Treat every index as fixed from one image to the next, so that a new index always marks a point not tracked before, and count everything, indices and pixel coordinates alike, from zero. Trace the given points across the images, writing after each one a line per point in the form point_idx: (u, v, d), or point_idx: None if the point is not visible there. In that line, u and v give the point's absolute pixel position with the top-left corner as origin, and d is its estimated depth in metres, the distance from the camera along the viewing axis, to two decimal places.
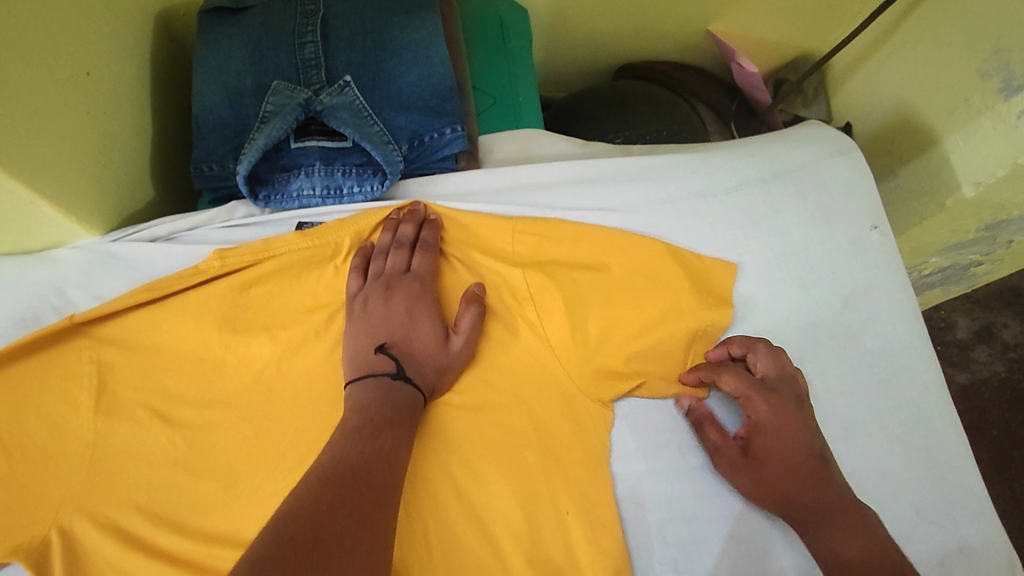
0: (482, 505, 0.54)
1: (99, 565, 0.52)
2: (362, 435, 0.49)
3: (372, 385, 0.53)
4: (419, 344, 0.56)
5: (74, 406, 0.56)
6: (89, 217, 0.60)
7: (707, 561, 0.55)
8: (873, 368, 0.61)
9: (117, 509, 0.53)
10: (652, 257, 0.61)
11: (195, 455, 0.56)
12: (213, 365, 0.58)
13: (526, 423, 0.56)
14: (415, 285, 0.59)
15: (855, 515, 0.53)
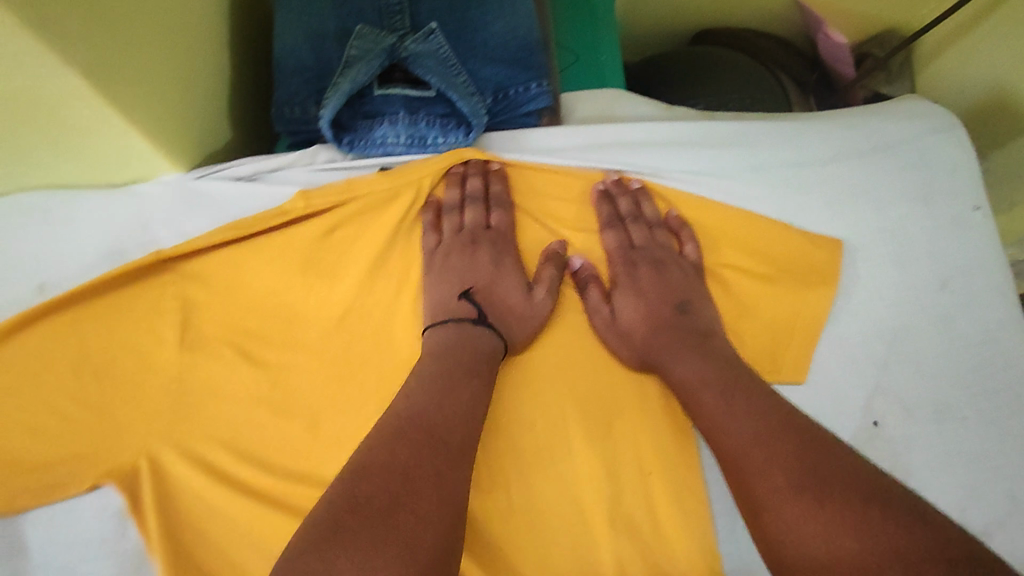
0: (562, 460, 0.53)
1: (184, 493, 0.53)
2: (431, 394, 0.48)
3: (456, 327, 0.54)
4: (503, 294, 0.57)
5: (160, 339, 0.57)
6: (174, 152, 0.60)
7: None
8: (971, 349, 0.59)
9: (200, 441, 0.54)
10: (735, 226, 0.61)
11: (279, 393, 0.56)
12: (296, 308, 0.58)
13: (607, 384, 0.56)
14: (495, 241, 0.60)
15: (769, 413, 0.48)
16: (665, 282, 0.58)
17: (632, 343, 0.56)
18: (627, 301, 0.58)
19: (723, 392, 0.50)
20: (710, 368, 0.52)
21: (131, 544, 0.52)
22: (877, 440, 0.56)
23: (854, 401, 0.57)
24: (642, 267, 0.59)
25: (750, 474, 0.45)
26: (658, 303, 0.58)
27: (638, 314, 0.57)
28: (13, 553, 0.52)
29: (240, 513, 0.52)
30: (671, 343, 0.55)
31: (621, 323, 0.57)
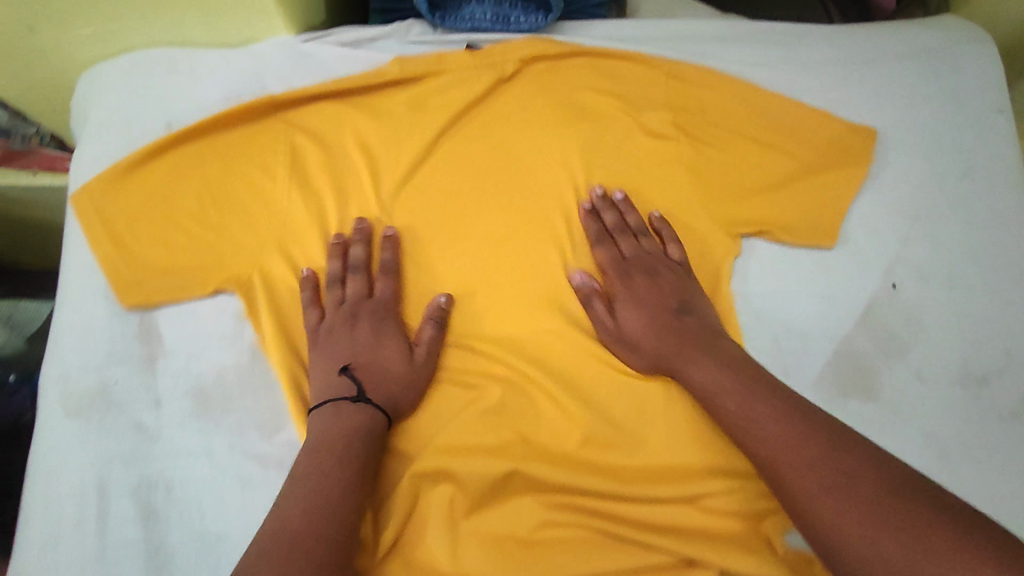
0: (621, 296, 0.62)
1: (293, 303, 0.62)
2: (316, 489, 0.49)
3: (335, 410, 0.54)
4: (382, 364, 0.58)
5: (270, 175, 0.64)
6: (290, 14, 0.68)
7: (812, 369, 0.62)
8: (988, 229, 0.66)
9: (307, 262, 0.63)
10: (783, 111, 0.68)
11: (371, 228, 0.63)
12: (387, 155, 0.65)
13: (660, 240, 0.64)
14: (379, 311, 0.60)
15: (790, 410, 0.51)
16: (660, 289, 0.61)
17: (641, 351, 0.60)
18: (628, 312, 0.61)
19: (748, 393, 0.53)
20: (728, 377, 0.54)
21: (247, 341, 0.61)
22: (895, 299, 0.64)
23: (877, 266, 0.65)
24: (640, 279, 0.62)
25: (786, 475, 0.48)
26: (657, 309, 0.60)
27: (638, 319, 0.60)
28: (147, 341, 0.60)
29: (341, 322, 0.61)
30: (681, 350, 0.58)
31: (625, 333, 0.61)
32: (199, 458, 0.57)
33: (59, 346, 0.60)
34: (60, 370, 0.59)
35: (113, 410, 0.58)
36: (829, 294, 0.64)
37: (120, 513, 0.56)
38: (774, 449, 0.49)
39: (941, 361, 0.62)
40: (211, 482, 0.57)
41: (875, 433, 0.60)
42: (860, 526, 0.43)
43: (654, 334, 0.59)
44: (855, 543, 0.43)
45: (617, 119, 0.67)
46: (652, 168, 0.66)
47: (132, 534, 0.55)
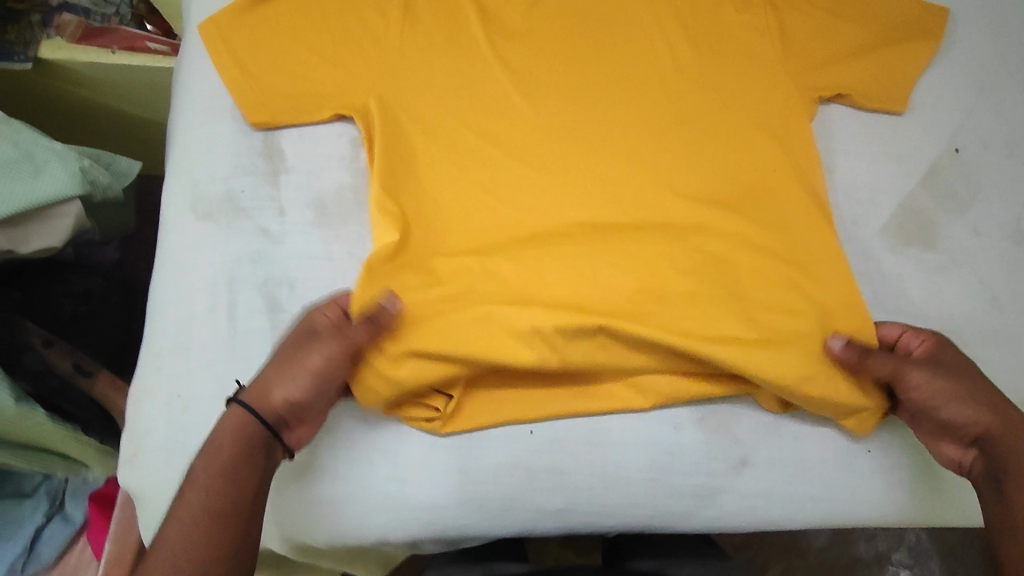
0: (708, 145, 0.67)
1: (402, 130, 0.66)
2: (203, 495, 0.49)
3: (223, 419, 0.53)
4: (271, 399, 0.54)
5: (384, 15, 0.68)
6: None
7: (880, 217, 0.67)
8: None
9: (415, 95, 0.67)
10: None
11: (478, 72, 0.69)
12: (495, 15, 0.72)
13: (745, 96, 0.69)
14: (294, 333, 0.57)
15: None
16: (981, 387, 0.57)
17: (979, 426, 0.55)
18: (956, 407, 0.56)
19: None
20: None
21: (362, 164, 0.66)
22: (959, 161, 0.69)
23: (944, 131, 0.69)
24: (921, 369, 0.57)
25: None
26: (998, 404, 0.56)
27: (966, 386, 0.56)
28: (270, 158, 0.65)
29: (448, 151, 0.66)
30: (1015, 436, 0.54)
31: (946, 416, 0.56)
32: (319, 262, 0.63)
33: (190, 159, 0.65)
34: (191, 179, 0.64)
35: (240, 213, 0.63)
36: (898, 153, 0.69)
37: (247, 304, 0.61)
38: None
39: (994, 218, 0.67)
40: (331, 282, 0.62)
41: (930, 277, 0.65)
42: None
43: (942, 410, 0.56)
44: None
45: None
46: (734, 31, 0.71)
47: (258, 324, 0.61)
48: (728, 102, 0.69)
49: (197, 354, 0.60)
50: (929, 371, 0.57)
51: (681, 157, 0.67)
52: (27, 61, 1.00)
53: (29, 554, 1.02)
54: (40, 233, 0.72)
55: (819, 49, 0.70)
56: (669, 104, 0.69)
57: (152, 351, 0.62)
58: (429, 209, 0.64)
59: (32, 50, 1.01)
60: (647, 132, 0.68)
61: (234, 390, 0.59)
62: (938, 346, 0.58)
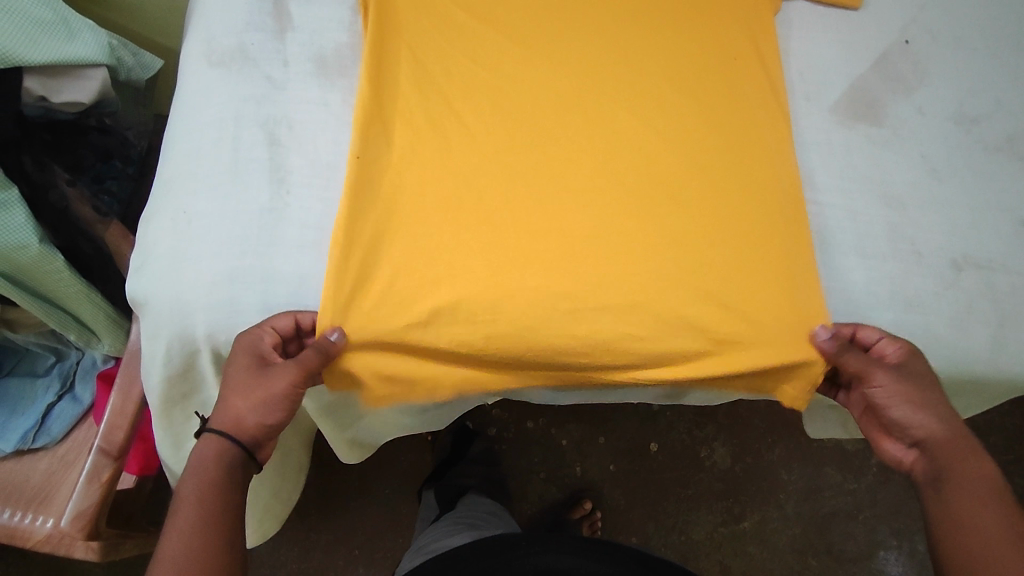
0: (673, 29, 0.74)
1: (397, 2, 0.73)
2: (195, 508, 0.57)
3: (205, 442, 0.61)
4: (243, 422, 0.61)
5: None
6: None
7: (830, 97, 0.73)
8: (983, 6, 0.77)
9: None
10: None
11: None
12: None
13: None
14: (250, 360, 0.59)
15: (1004, 503, 0.57)
16: (934, 393, 0.61)
17: (925, 429, 0.61)
18: (905, 410, 0.61)
19: (983, 502, 0.57)
20: (986, 481, 0.58)
21: (358, 27, 0.73)
22: (906, 50, 0.74)
23: (894, 26, 0.75)
24: (885, 375, 0.61)
25: (971, 546, 0.56)
26: (942, 411, 0.61)
27: (921, 392, 0.61)
28: (279, 19, 0.73)
29: (436, 21, 0.73)
30: (952, 446, 0.60)
31: (895, 415, 0.61)
32: (317, 107, 0.70)
33: (208, 18, 0.73)
34: (208, 34, 0.72)
35: (248, 63, 0.70)
36: (850, 43, 0.75)
37: (250, 139, 0.68)
38: (975, 523, 0.57)
39: (939, 100, 0.73)
40: (326, 124, 0.69)
41: (878, 150, 0.71)
42: None
43: (900, 416, 0.61)
44: None
45: None
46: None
47: (259, 155, 0.67)
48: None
49: (202, 178, 0.67)
50: (886, 380, 0.61)
51: (648, 36, 0.73)
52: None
53: (39, 428, 0.99)
54: (71, 89, 0.80)
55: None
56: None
57: (163, 179, 0.68)
58: (417, 69, 0.71)
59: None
60: (616, 14, 0.74)
61: (233, 208, 0.65)
62: (898, 351, 0.62)
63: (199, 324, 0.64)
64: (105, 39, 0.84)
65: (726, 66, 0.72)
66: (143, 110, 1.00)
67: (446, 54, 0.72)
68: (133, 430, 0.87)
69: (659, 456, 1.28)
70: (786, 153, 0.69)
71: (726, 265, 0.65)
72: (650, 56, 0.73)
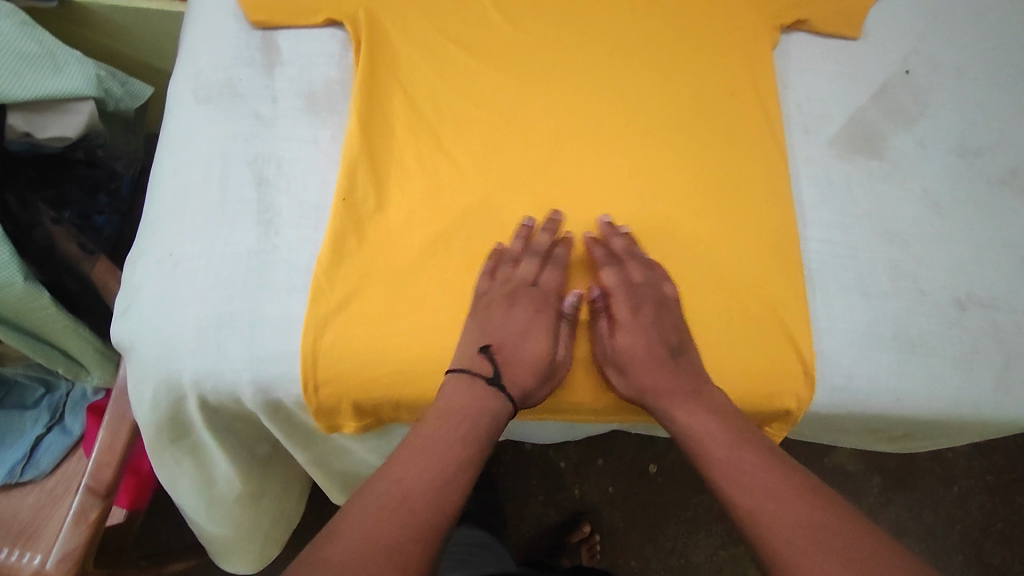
0: (670, 64, 0.73)
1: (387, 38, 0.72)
2: (433, 456, 0.52)
3: (467, 386, 0.58)
4: (523, 354, 0.61)
5: None
6: None
7: (830, 129, 0.71)
8: (985, 35, 0.76)
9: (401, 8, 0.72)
10: None
11: None
12: None
13: (708, 21, 0.74)
14: (540, 299, 0.63)
15: (806, 493, 0.50)
16: (658, 325, 0.62)
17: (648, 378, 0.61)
18: (628, 340, 0.62)
19: (784, 497, 0.50)
20: (711, 417, 0.57)
21: (349, 61, 0.72)
22: (906, 82, 0.73)
23: (894, 56, 0.74)
24: (606, 316, 0.64)
25: (771, 533, 0.48)
26: (655, 342, 0.61)
27: (635, 349, 0.61)
28: (268, 52, 0.71)
29: (429, 54, 0.71)
30: (677, 388, 0.59)
31: (617, 358, 0.62)
32: (307, 145, 0.68)
33: (196, 52, 0.71)
34: (195, 70, 0.70)
35: (236, 100, 0.69)
36: (850, 74, 0.74)
37: (238, 178, 0.66)
38: (749, 495, 0.51)
39: (939, 133, 0.72)
40: (316, 162, 0.68)
41: (879, 185, 0.69)
42: None
43: (630, 356, 0.61)
44: None
45: None
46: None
47: (246, 195, 0.66)
48: (688, 25, 0.74)
49: (189, 220, 0.65)
50: (540, 301, 0.63)
51: (643, 70, 0.72)
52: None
53: (27, 461, 0.97)
54: (58, 123, 0.79)
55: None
56: (633, 27, 0.74)
57: (148, 220, 0.67)
58: (408, 108, 0.69)
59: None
60: (610, 48, 0.73)
61: (221, 250, 0.64)
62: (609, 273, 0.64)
63: (185, 371, 0.62)
64: (91, 70, 0.82)
65: (721, 100, 0.71)
66: (133, 138, 0.99)
67: (439, 89, 0.70)
68: (121, 468, 0.84)
69: (658, 477, 1.27)
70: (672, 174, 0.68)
71: (723, 307, 0.64)
72: (644, 91, 0.72)
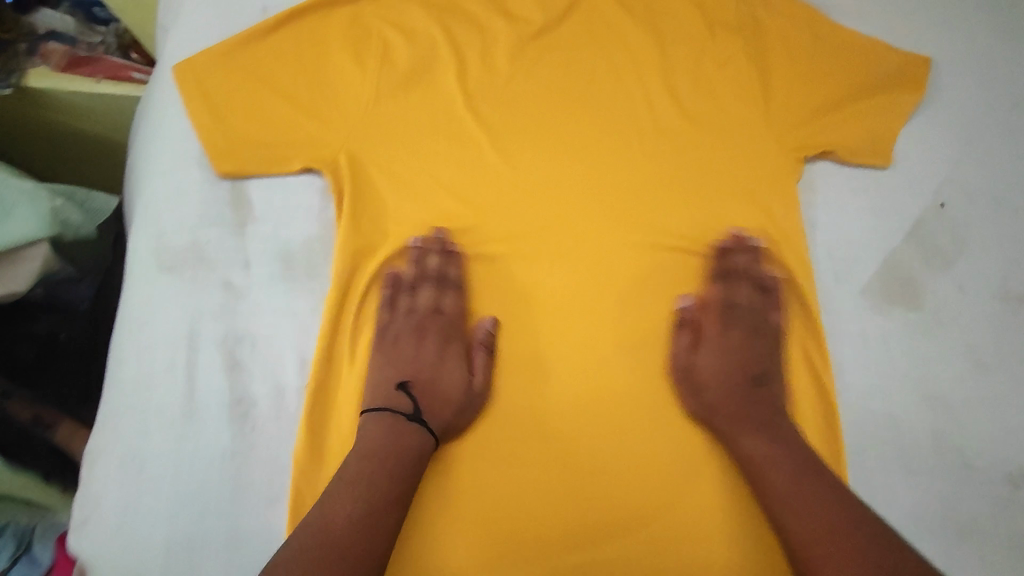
0: (683, 207, 0.67)
1: (371, 187, 0.65)
2: (366, 473, 0.52)
3: (388, 419, 0.56)
4: (443, 387, 0.59)
5: (360, 73, 0.67)
6: None
7: (861, 274, 0.65)
8: None
9: (386, 152, 0.65)
10: (847, 38, 0.71)
11: (453, 125, 0.67)
12: (464, 60, 0.69)
13: (723, 155, 0.68)
14: (444, 324, 0.62)
15: (846, 508, 0.50)
16: (745, 352, 0.62)
17: (723, 367, 0.61)
18: (709, 360, 0.61)
19: (814, 495, 0.51)
20: (782, 448, 0.55)
21: (329, 214, 0.64)
22: (943, 214, 0.67)
23: (928, 185, 0.68)
24: (718, 318, 0.63)
25: (817, 560, 0.49)
26: (735, 369, 0.61)
27: (715, 372, 0.60)
28: (237, 206, 0.63)
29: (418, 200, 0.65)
30: (750, 393, 0.59)
31: (699, 360, 0.61)
32: (284, 316, 0.61)
33: (156, 206, 0.63)
34: (156, 227, 0.63)
35: (202, 267, 0.61)
36: (880, 208, 0.67)
37: (207, 361, 0.59)
38: (800, 514, 0.51)
39: (982, 274, 0.65)
40: (295, 337, 0.60)
41: (919, 339, 0.63)
42: None
43: (717, 359, 0.61)
44: None
45: (695, 40, 0.71)
46: (711, 81, 0.70)
47: (217, 381, 0.58)
48: (702, 159, 0.68)
49: (154, 413, 0.58)
50: (704, 329, 0.63)
51: (657, 214, 0.66)
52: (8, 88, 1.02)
53: None
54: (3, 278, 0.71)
55: (802, 104, 0.68)
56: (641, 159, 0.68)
57: (106, 408, 0.59)
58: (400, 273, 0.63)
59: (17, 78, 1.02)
60: (618, 187, 0.67)
61: (190, 450, 0.56)
62: (741, 291, 0.64)
63: None
64: (47, 206, 0.74)
65: (734, 245, 0.66)
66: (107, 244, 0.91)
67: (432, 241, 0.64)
68: None
69: None
70: (752, 273, 0.64)
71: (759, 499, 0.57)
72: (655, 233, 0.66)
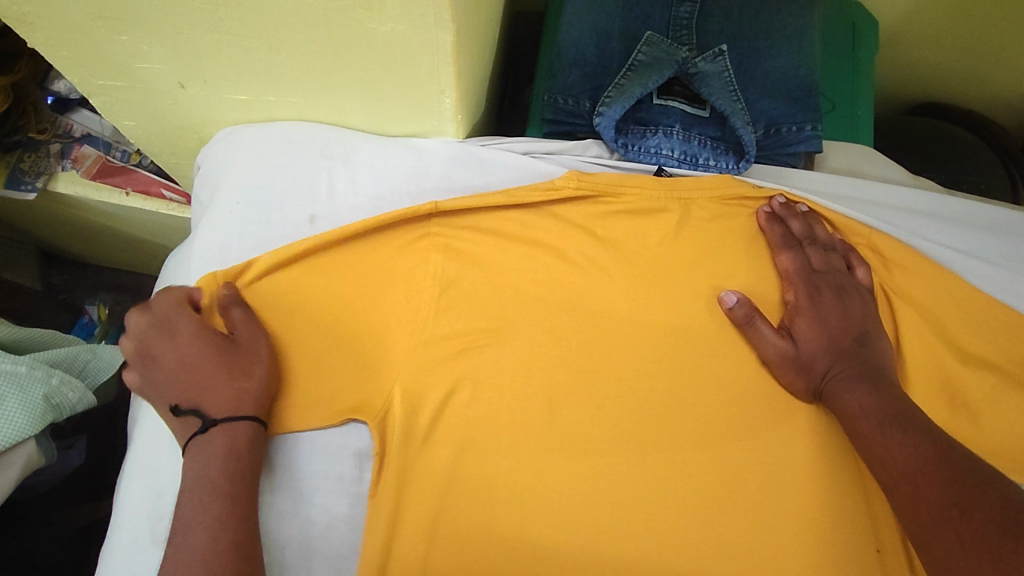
0: (801, 534, 0.51)
1: (408, 464, 0.52)
2: (215, 439, 0.48)
3: (201, 444, 0.49)
4: (191, 367, 0.51)
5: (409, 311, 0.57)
6: (464, 119, 0.60)
7: None
8: None
9: (428, 419, 0.53)
10: (1011, 323, 0.56)
11: (513, 387, 0.54)
12: (536, 299, 0.57)
13: (851, 463, 0.53)
14: (170, 326, 0.52)
15: (947, 459, 0.45)
16: (840, 315, 0.55)
17: (812, 346, 0.54)
18: (808, 330, 0.54)
19: (914, 434, 0.47)
20: (883, 403, 0.49)
21: (364, 487, 0.53)
22: None
23: None
24: (811, 286, 0.56)
25: (909, 490, 0.45)
26: (839, 335, 0.54)
27: (816, 345, 0.54)
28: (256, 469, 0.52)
29: (475, 483, 0.52)
30: (845, 360, 0.53)
31: (795, 326, 0.55)
32: None
33: (160, 455, 0.52)
34: (155, 485, 0.52)
35: None
36: None
37: None
38: (894, 448, 0.47)
39: None
40: None
41: None
42: (962, 538, 0.41)
43: (819, 319, 0.55)
44: (944, 546, 0.42)
45: (835, 303, 0.55)
46: (858, 348, 0.54)
47: None
48: (829, 463, 0.53)
49: None
50: (793, 294, 0.56)
51: (768, 537, 0.51)
52: (33, 193, 0.86)
53: None
54: None
55: (953, 396, 0.54)
56: (760, 462, 0.52)
57: None
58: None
59: (45, 182, 0.87)
60: (717, 489, 0.52)
61: None
62: (786, 258, 0.57)
63: None
64: (39, 394, 0.62)
65: (875, 525, 0.52)
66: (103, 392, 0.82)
67: (487, 554, 0.50)
68: None
69: None
70: (824, 239, 0.58)
71: None
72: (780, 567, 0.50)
